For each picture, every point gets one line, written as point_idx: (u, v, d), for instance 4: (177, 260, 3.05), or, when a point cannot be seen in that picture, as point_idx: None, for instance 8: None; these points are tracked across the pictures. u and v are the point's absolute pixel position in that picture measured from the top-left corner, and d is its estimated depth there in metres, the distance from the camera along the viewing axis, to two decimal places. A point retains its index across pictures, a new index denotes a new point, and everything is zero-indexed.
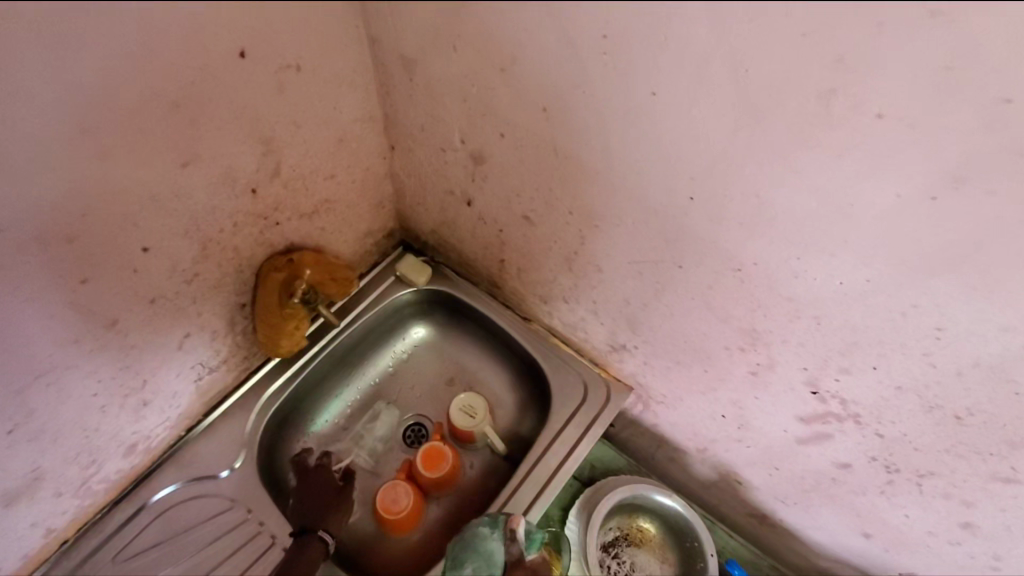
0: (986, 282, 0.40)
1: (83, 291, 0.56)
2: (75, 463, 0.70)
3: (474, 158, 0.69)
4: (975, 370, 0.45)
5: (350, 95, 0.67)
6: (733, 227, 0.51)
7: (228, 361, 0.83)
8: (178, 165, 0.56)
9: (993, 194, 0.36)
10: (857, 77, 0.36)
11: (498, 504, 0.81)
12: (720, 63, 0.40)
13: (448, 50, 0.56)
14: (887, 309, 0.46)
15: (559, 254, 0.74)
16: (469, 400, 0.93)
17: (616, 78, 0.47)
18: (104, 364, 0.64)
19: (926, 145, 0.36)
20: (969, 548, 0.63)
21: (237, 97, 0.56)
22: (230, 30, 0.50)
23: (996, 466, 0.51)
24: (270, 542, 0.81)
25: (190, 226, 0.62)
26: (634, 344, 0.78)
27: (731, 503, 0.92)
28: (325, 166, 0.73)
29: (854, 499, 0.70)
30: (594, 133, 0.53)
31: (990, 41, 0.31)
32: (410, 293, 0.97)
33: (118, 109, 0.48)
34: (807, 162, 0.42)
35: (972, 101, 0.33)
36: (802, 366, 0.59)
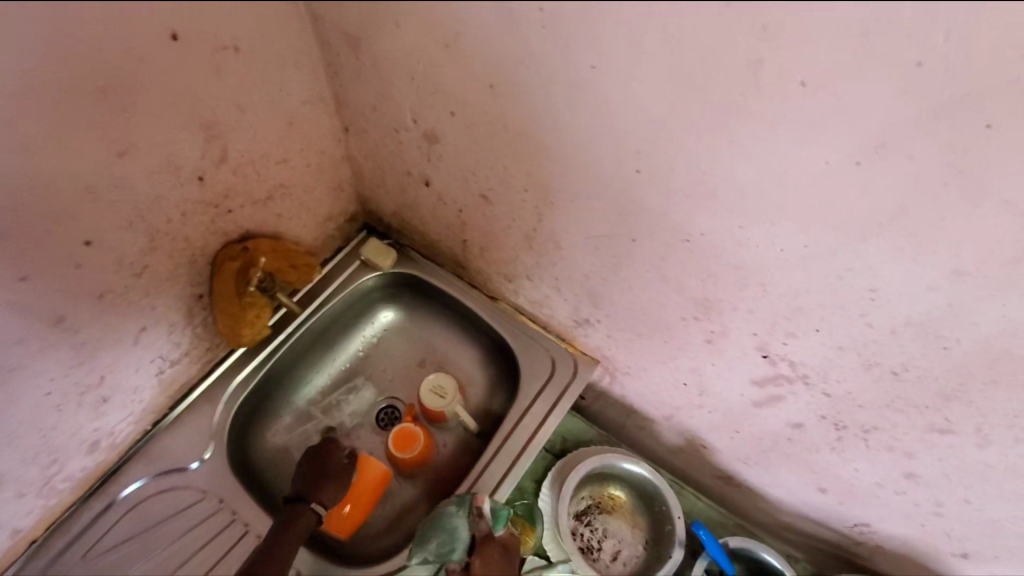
0: (913, 243, 0.41)
1: (23, 288, 0.54)
2: (35, 463, 0.69)
3: (427, 138, 0.68)
4: (909, 328, 0.47)
5: (297, 76, 0.66)
6: (678, 199, 0.52)
7: (190, 353, 0.82)
8: (113, 155, 0.54)
9: (913, 157, 0.37)
10: (781, 45, 0.36)
11: (469, 481, 0.83)
12: (654, 33, 0.40)
13: (390, 26, 0.54)
14: (825, 273, 0.48)
15: (518, 232, 0.74)
16: (438, 380, 0.93)
17: (556, 52, 0.46)
18: (55, 362, 0.63)
19: (849, 112, 0.37)
20: (914, 497, 0.66)
21: (171, 82, 0.54)
22: (155, 10, 0.48)
23: (933, 418, 0.54)
24: (243, 531, 0.80)
25: (134, 217, 0.61)
26: (597, 318, 0.80)
27: (699, 467, 0.95)
28: (276, 151, 0.71)
29: (808, 456, 0.73)
30: (541, 108, 0.53)
31: (902, 7, 0.32)
32: (376, 277, 0.97)
33: (38, 98, 0.46)
34: (740, 131, 0.43)
35: (888, 66, 0.34)
36: (752, 332, 0.61)
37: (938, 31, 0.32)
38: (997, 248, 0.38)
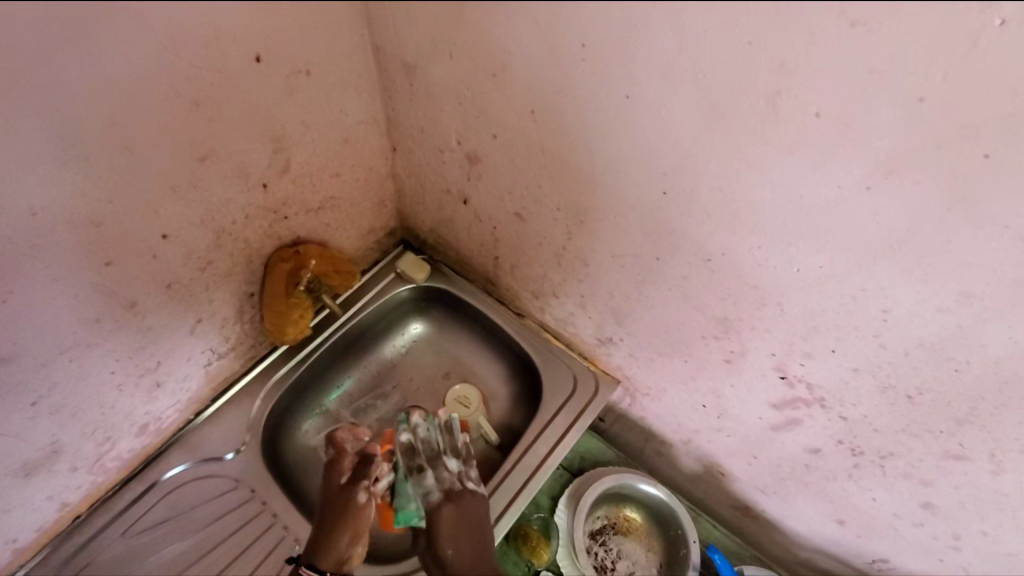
0: (920, 264, 0.45)
1: (105, 272, 0.61)
2: (91, 438, 0.74)
3: (469, 158, 0.74)
4: (919, 350, 0.51)
5: (356, 98, 0.73)
6: (701, 219, 0.56)
7: (236, 349, 0.88)
8: (196, 159, 0.61)
9: (918, 183, 0.41)
10: (797, 79, 0.41)
11: (491, 486, 0.85)
12: (682, 67, 0.45)
13: (445, 57, 0.61)
14: (839, 294, 0.52)
15: (548, 250, 0.78)
16: (462, 390, 1.00)
17: (594, 83, 0.51)
18: (122, 343, 0.69)
19: (857, 141, 0.41)
20: (932, 528, 0.67)
21: (252, 98, 0.61)
22: (246, 37, 0.55)
23: (947, 444, 0.56)
24: (271, 521, 0.84)
25: (205, 216, 0.68)
26: (620, 337, 0.83)
27: (717, 496, 0.95)
28: (331, 165, 0.78)
29: (826, 484, 0.74)
30: (577, 134, 0.58)
31: (903, 49, 0.36)
32: (410, 289, 1.02)
33: (144, 107, 0.53)
34: (761, 156, 0.47)
35: (894, 99, 0.38)
36: (770, 353, 0.63)
37: (936, 70, 0.36)
38: (1001, 270, 0.41)
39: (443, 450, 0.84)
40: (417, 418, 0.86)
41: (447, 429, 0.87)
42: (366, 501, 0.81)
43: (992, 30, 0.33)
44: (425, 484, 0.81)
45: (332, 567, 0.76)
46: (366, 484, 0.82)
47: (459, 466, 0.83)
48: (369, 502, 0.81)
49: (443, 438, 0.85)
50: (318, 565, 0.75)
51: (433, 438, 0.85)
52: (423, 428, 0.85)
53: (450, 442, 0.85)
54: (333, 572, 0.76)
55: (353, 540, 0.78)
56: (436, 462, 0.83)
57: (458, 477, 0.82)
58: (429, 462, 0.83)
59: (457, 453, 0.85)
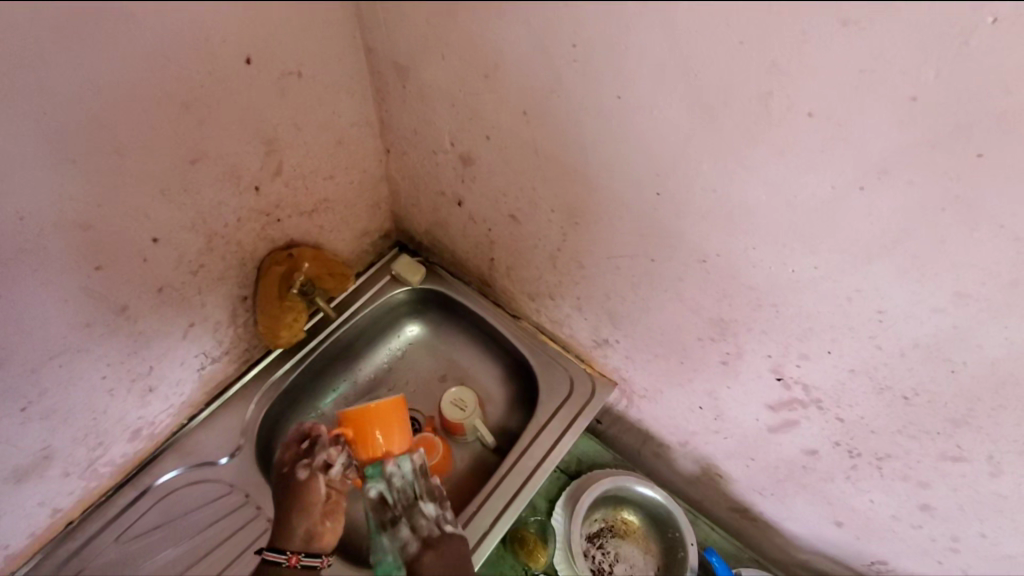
0: (915, 265, 0.44)
1: (95, 276, 0.61)
2: (83, 444, 0.74)
3: (463, 160, 0.73)
4: (915, 351, 0.50)
5: (348, 100, 0.72)
6: (695, 219, 0.55)
7: (229, 352, 0.88)
8: (187, 162, 0.61)
9: (912, 182, 0.40)
10: (789, 79, 0.41)
11: (482, 495, 0.83)
12: (674, 66, 0.45)
13: (437, 58, 0.60)
14: (834, 295, 0.51)
15: (543, 252, 0.78)
16: (460, 394, 0.96)
17: (587, 83, 0.51)
18: (113, 348, 0.69)
19: (850, 140, 0.41)
20: (930, 531, 0.67)
21: (243, 100, 0.61)
22: (236, 40, 0.55)
23: (944, 445, 0.56)
24: (265, 525, 0.83)
25: (197, 219, 0.67)
26: (616, 338, 0.82)
27: (715, 498, 0.95)
28: (324, 167, 0.78)
29: (824, 486, 0.73)
30: (569, 135, 0.57)
31: (895, 49, 0.36)
32: (405, 291, 1.02)
33: (132, 109, 0.52)
34: (755, 156, 0.46)
35: (885, 98, 0.38)
36: (766, 354, 0.63)
37: (928, 69, 0.35)
38: (996, 270, 0.41)
39: (419, 495, 0.78)
40: (392, 467, 0.76)
41: (421, 470, 0.79)
42: (307, 477, 0.78)
43: (983, 28, 0.33)
44: (402, 536, 0.75)
45: (298, 545, 0.76)
46: (304, 462, 0.79)
47: (436, 510, 0.78)
48: (312, 479, 0.77)
49: (418, 482, 0.78)
50: (280, 546, 0.76)
51: (403, 483, 0.78)
52: (398, 476, 0.76)
53: (425, 485, 0.79)
54: (299, 551, 0.76)
55: (305, 515, 0.77)
56: (412, 512, 0.77)
57: (436, 522, 0.77)
58: (404, 511, 0.77)
59: (432, 495, 0.79)
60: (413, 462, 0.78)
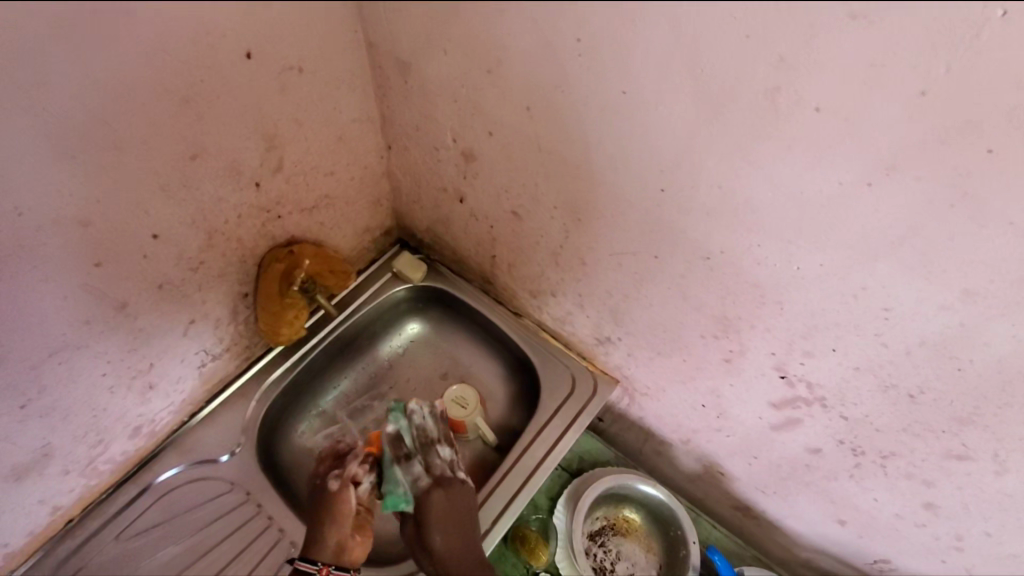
0: (923, 261, 0.44)
1: (95, 272, 0.60)
2: (83, 441, 0.74)
3: (465, 156, 0.73)
4: (921, 349, 0.50)
5: (350, 96, 0.72)
6: (699, 216, 0.55)
7: (230, 350, 0.87)
8: (187, 157, 0.60)
9: (920, 178, 0.40)
10: (796, 74, 0.40)
11: (492, 484, 0.84)
12: (680, 61, 0.44)
13: (439, 53, 0.60)
14: (840, 292, 0.51)
15: (545, 249, 0.77)
16: (460, 392, 0.95)
17: (592, 78, 0.50)
18: (113, 345, 0.68)
19: (857, 135, 0.41)
20: (934, 529, 0.66)
21: (243, 95, 0.60)
22: (237, 35, 0.55)
23: (950, 443, 0.55)
24: (266, 523, 0.83)
25: (197, 215, 0.67)
26: (618, 336, 0.82)
27: (717, 496, 0.94)
28: (325, 163, 0.77)
29: (827, 484, 0.73)
30: (573, 130, 0.57)
31: (905, 43, 0.35)
32: (406, 289, 1.01)
33: (131, 104, 0.52)
34: (761, 152, 0.46)
35: (895, 93, 0.37)
36: (770, 352, 0.62)
37: (939, 63, 0.35)
38: (1005, 267, 0.41)
39: (435, 438, 0.83)
40: (414, 405, 0.84)
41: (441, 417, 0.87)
42: (339, 487, 0.78)
43: (993, 22, 0.32)
44: (416, 470, 0.79)
45: (330, 557, 0.73)
46: (337, 473, 0.80)
47: (450, 455, 0.83)
48: (345, 489, 0.78)
49: (438, 427, 0.85)
50: (310, 556, 0.72)
51: (418, 428, 0.83)
52: (420, 414, 0.83)
53: (442, 431, 0.85)
54: (330, 563, 0.73)
55: (338, 525, 0.75)
56: (429, 449, 0.82)
57: (449, 465, 0.81)
58: (420, 449, 0.81)
59: (448, 441, 0.85)
60: (431, 410, 0.86)
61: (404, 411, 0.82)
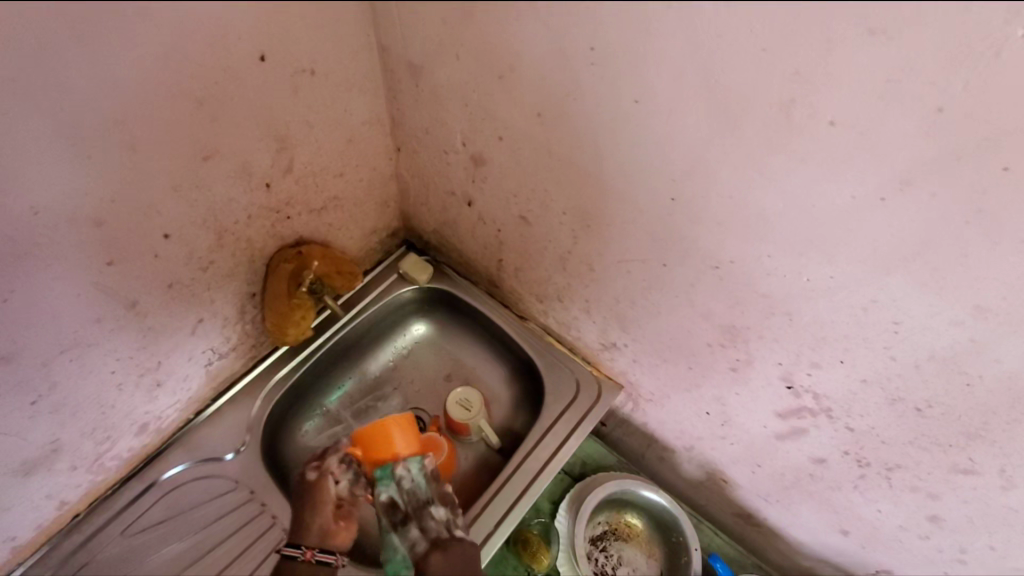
0: (934, 276, 0.44)
1: (107, 271, 0.61)
2: (91, 437, 0.74)
3: (474, 160, 0.73)
4: (930, 363, 0.50)
5: (361, 98, 0.72)
6: (708, 225, 0.55)
7: (237, 348, 0.87)
8: (200, 158, 0.61)
9: (935, 194, 0.40)
10: (811, 89, 0.40)
11: (489, 493, 0.84)
12: (695, 73, 0.45)
13: (453, 58, 0.60)
14: (850, 304, 0.51)
15: (553, 253, 0.77)
16: (466, 394, 0.95)
17: (606, 87, 0.51)
18: (123, 343, 0.69)
19: (872, 150, 0.41)
20: (938, 542, 0.66)
21: (256, 97, 0.61)
22: (251, 36, 0.55)
23: (956, 457, 0.55)
24: (270, 522, 0.84)
25: (208, 216, 0.67)
26: (624, 342, 0.82)
27: (719, 503, 0.94)
28: (335, 165, 0.77)
29: (831, 495, 0.73)
30: (584, 139, 0.57)
31: (922, 60, 0.35)
32: (412, 290, 1.02)
33: (146, 105, 0.52)
34: (773, 165, 0.46)
35: (910, 110, 0.38)
36: (777, 362, 0.62)
37: (956, 80, 0.35)
38: (1016, 284, 0.41)
39: (430, 499, 0.78)
40: (401, 469, 0.77)
41: (434, 475, 0.80)
42: (316, 476, 0.81)
43: (1014, 40, 0.32)
44: (412, 535, 0.75)
45: (316, 542, 0.77)
46: (314, 463, 0.82)
47: (446, 514, 0.78)
48: (321, 479, 0.80)
49: (429, 486, 0.79)
50: (294, 541, 0.76)
51: (408, 492, 0.77)
52: (408, 478, 0.77)
53: (436, 489, 0.79)
54: (314, 546, 0.76)
55: (319, 513, 0.78)
56: (423, 512, 0.77)
57: (445, 526, 0.76)
58: (414, 512, 0.77)
59: (443, 499, 0.79)
60: (423, 467, 0.79)
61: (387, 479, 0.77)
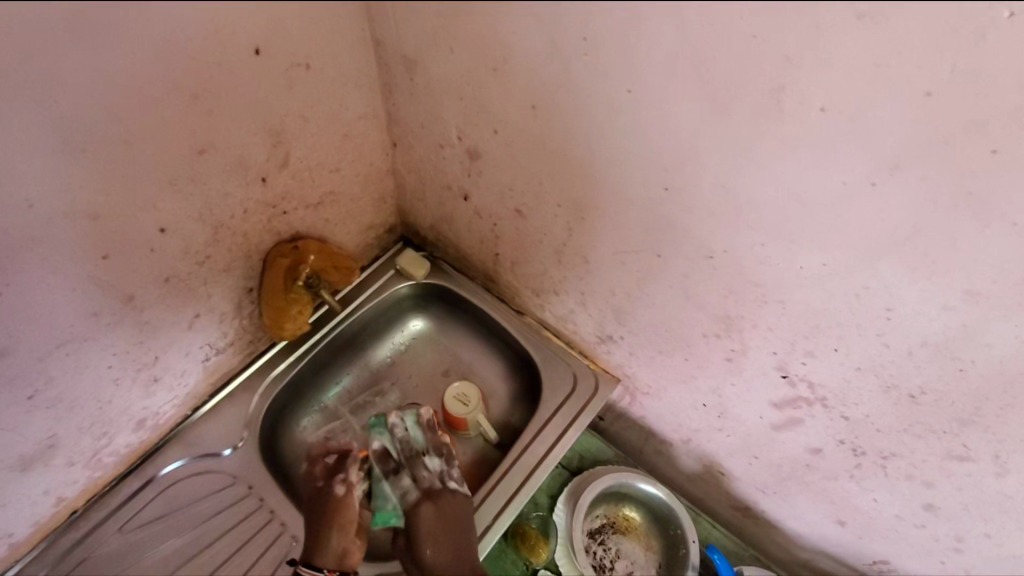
0: (926, 261, 0.44)
1: (102, 265, 0.61)
2: (88, 433, 0.74)
3: (469, 154, 0.73)
4: (924, 349, 0.50)
5: (356, 93, 0.72)
6: (701, 215, 0.55)
7: (234, 344, 0.88)
8: (195, 152, 0.61)
9: (925, 178, 0.40)
10: (800, 74, 0.41)
11: (486, 489, 0.84)
12: (686, 62, 0.45)
13: (446, 51, 0.60)
14: (843, 292, 0.51)
15: (549, 247, 0.77)
16: (462, 389, 0.95)
17: (599, 77, 0.51)
18: (119, 338, 0.69)
19: (863, 136, 0.41)
20: (934, 530, 0.67)
21: (251, 90, 0.61)
22: (245, 29, 0.55)
23: (950, 444, 0.56)
24: (268, 518, 0.84)
25: (203, 210, 0.67)
26: (621, 335, 0.82)
27: (717, 495, 0.94)
28: (331, 160, 0.78)
29: (827, 485, 0.73)
30: (578, 130, 0.57)
31: (908, 46, 0.36)
32: (409, 285, 1.02)
33: (140, 98, 0.52)
34: (764, 153, 0.46)
35: (900, 94, 0.38)
36: (771, 351, 0.63)
37: (944, 64, 0.35)
38: (1007, 269, 0.41)
39: (422, 450, 0.86)
40: (394, 418, 0.86)
41: (428, 427, 0.87)
42: (344, 492, 0.83)
43: (1001, 23, 0.33)
44: (402, 484, 0.83)
45: (334, 562, 0.77)
46: (340, 477, 0.84)
47: (440, 465, 0.84)
48: (348, 495, 0.83)
49: (422, 437, 0.86)
50: (316, 562, 0.77)
51: (402, 444, 0.86)
52: (402, 427, 0.86)
53: (430, 441, 0.86)
54: (334, 568, 0.77)
55: (342, 533, 0.79)
56: (415, 462, 0.84)
57: (438, 476, 0.83)
58: (406, 462, 0.85)
59: (438, 450, 0.86)
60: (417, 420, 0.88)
61: (381, 429, 0.86)
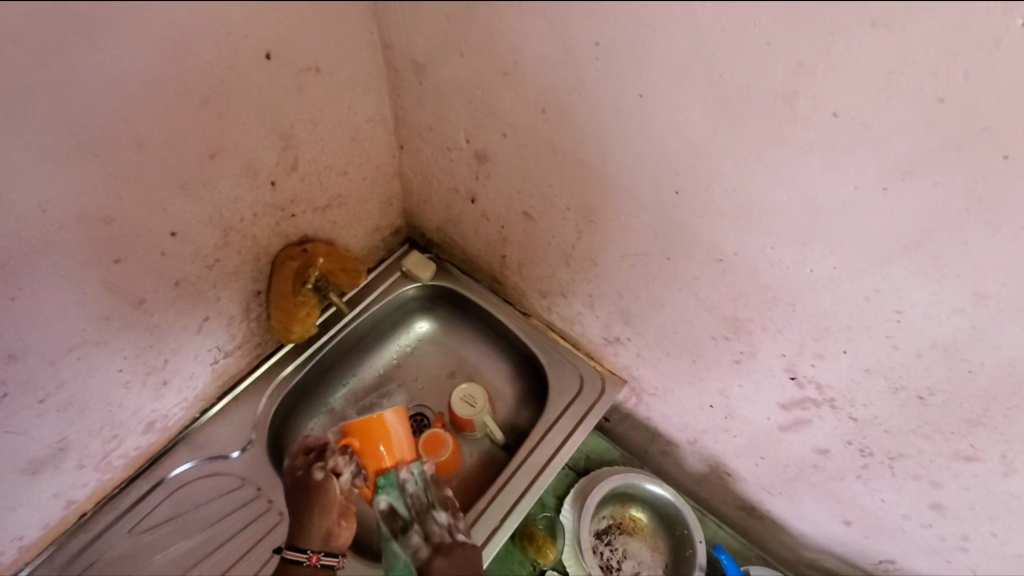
0: (936, 265, 0.45)
1: (114, 269, 0.61)
2: (98, 436, 0.74)
3: (478, 157, 0.74)
4: (932, 351, 0.51)
5: (364, 97, 0.72)
6: (711, 218, 0.56)
7: (242, 347, 0.88)
8: (205, 156, 0.61)
9: (936, 183, 0.41)
10: (813, 80, 0.41)
11: (494, 489, 0.84)
12: (699, 68, 0.45)
13: (456, 55, 0.60)
14: (853, 295, 0.52)
15: (557, 249, 0.78)
16: (469, 390, 0.96)
17: (609, 82, 0.51)
18: (129, 341, 0.69)
19: (875, 141, 0.41)
20: (941, 530, 0.67)
21: (262, 95, 0.61)
22: (257, 35, 0.55)
23: (958, 445, 0.56)
24: (277, 519, 0.84)
25: (214, 214, 0.67)
26: (628, 336, 0.82)
27: (722, 496, 0.95)
28: (339, 163, 0.78)
29: (834, 485, 0.74)
30: (589, 134, 0.58)
31: (920, 52, 0.36)
32: (415, 288, 1.02)
33: (152, 103, 0.52)
34: (775, 158, 0.47)
35: (913, 99, 0.38)
36: (780, 353, 0.63)
37: (957, 70, 0.36)
38: (1017, 272, 0.41)
39: (431, 503, 0.81)
40: (403, 475, 0.81)
41: (434, 480, 0.83)
42: (324, 478, 0.84)
43: (1014, 31, 0.33)
44: (413, 542, 0.78)
45: (318, 544, 0.79)
46: (319, 464, 0.85)
47: (449, 517, 0.80)
48: (328, 480, 0.83)
49: (430, 492, 0.82)
50: (299, 545, 0.79)
51: (410, 498, 0.81)
52: (411, 482, 0.81)
53: (437, 494, 0.82)
54: (318, 550, 0.79)
55: (324, 516, 0.81)
56: (425, 517, 0.80)
57: (448, 530, 0.79)
58: (415, 517, 0.80)
59: (445, 504, 0.82)
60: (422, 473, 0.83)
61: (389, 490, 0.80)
